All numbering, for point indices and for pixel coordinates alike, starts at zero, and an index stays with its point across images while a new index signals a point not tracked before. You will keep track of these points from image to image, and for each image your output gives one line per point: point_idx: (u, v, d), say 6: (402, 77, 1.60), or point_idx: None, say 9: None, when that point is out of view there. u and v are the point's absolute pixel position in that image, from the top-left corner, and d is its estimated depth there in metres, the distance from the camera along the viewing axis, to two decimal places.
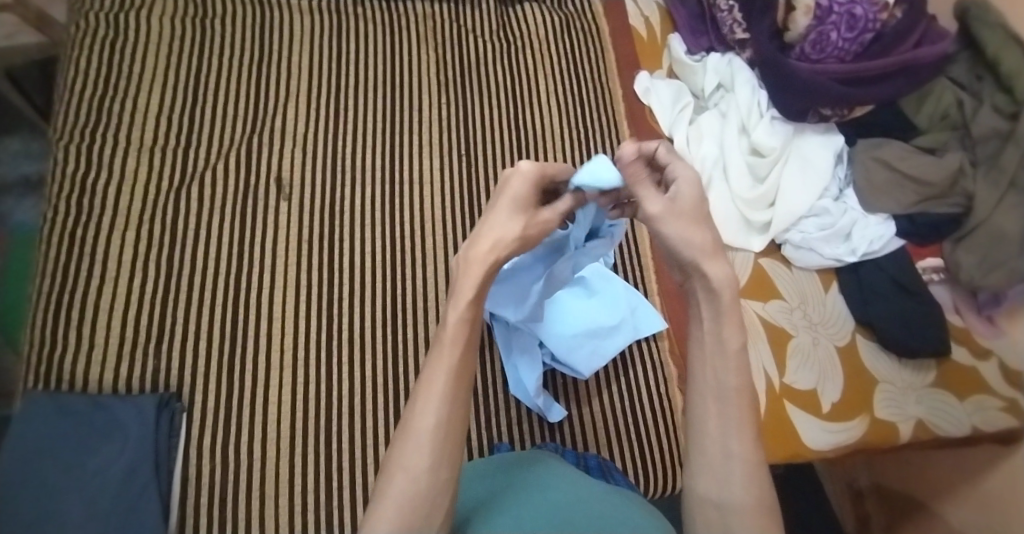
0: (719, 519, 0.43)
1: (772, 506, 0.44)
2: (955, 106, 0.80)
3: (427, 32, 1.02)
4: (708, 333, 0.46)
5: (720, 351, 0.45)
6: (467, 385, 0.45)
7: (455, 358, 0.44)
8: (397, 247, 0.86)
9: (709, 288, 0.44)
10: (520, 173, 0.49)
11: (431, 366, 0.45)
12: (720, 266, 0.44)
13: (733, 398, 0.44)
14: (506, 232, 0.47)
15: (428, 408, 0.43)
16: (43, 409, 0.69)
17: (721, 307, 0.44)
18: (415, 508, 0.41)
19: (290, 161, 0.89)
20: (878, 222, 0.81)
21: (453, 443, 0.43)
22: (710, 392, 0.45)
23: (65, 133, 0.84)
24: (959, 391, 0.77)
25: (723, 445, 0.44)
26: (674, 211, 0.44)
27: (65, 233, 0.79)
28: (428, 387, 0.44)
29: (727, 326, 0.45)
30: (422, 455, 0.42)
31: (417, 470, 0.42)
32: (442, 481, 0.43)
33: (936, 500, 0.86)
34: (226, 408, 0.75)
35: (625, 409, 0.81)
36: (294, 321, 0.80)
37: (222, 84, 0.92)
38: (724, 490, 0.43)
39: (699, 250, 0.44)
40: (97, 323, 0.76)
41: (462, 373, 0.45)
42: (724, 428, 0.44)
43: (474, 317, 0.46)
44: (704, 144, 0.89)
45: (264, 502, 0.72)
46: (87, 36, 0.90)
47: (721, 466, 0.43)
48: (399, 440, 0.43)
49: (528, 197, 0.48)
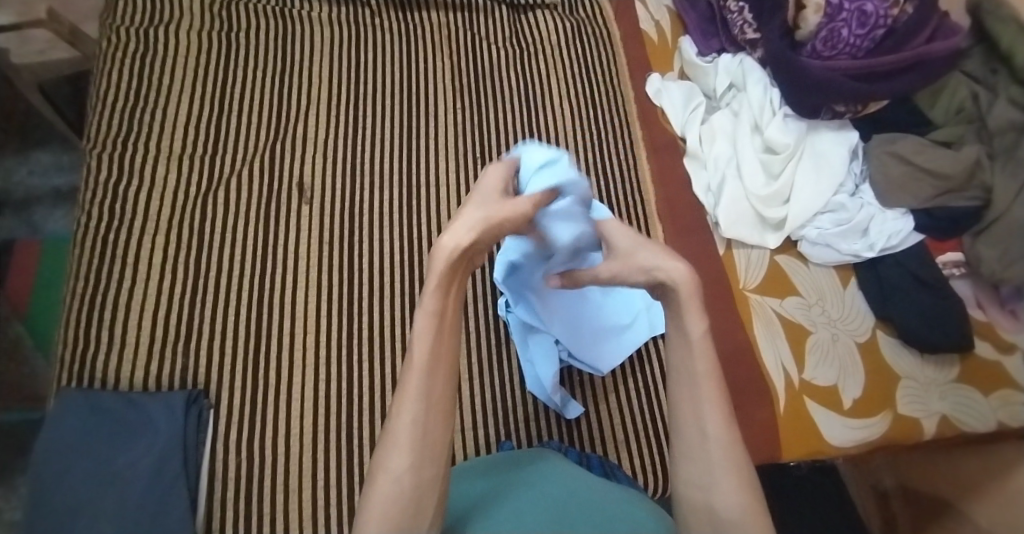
0: (706, 505, 0.43)
1: (752, 480, 0.43)
2: (969, 100, 0.81)
3: (441, 40, 1.05)
4: (673, 330, 0.48)
5: (686, 344, 0.47)
6: (445, 380, 0.44)
7: (425, 353, 0.43)
8: (416, 249, 0.88)
9: (671, 291, 0.48)
10: (493, 172, 0.50)
11: (405, 367, 0.44)
12: (673, 266, 0.48)
13: (702, 382, 0.46)
14: (469, 218, 0.45)
15: (403, 408, 0.42)
16: (76, 406, 0.71)
17: (681, 303, 0.47)
18: (398, 507, 0.40)
19: (312, 166, 0.91)
20: (896, 217, 0.81)
21: (434, 440, 0.42)
22: (677, 380, 0.47)
23: (99, 142, 0.87)
24: (982, 386, 0.75)
25: (699, 429, 0.45)
26: (613, 254, 0.51)
27: (97, 238, 0.82)
28: (403, 388, 0.43)
29: (690, 316, 0.47)
30: (402, 454, 0.41)
31: (399, 471, 0.41)
32: (426, 480, 0.41)
33: (960, 499, 0.84)
34: (251, 404, 0.76)
35: (643, 406, 0.81)
36: (316, 321, 0.82)
37: (247, 95, 0.95)
38: (703, 469, 0.44)
39: (645, 269, 0.49)
40: (128, 323, 0.78)
41: (436, 369, 0.43)
42: (699, 413, 0.45)
43: (442, 308, 0.45)
44: (717, 144, 0.90)
45: (289, 496, 0.73)
46: (118, 50, 0.93)
47: (701, 449, 0.44)
48: (380, 445, 0.43)
49: (497, 190, 0.48)
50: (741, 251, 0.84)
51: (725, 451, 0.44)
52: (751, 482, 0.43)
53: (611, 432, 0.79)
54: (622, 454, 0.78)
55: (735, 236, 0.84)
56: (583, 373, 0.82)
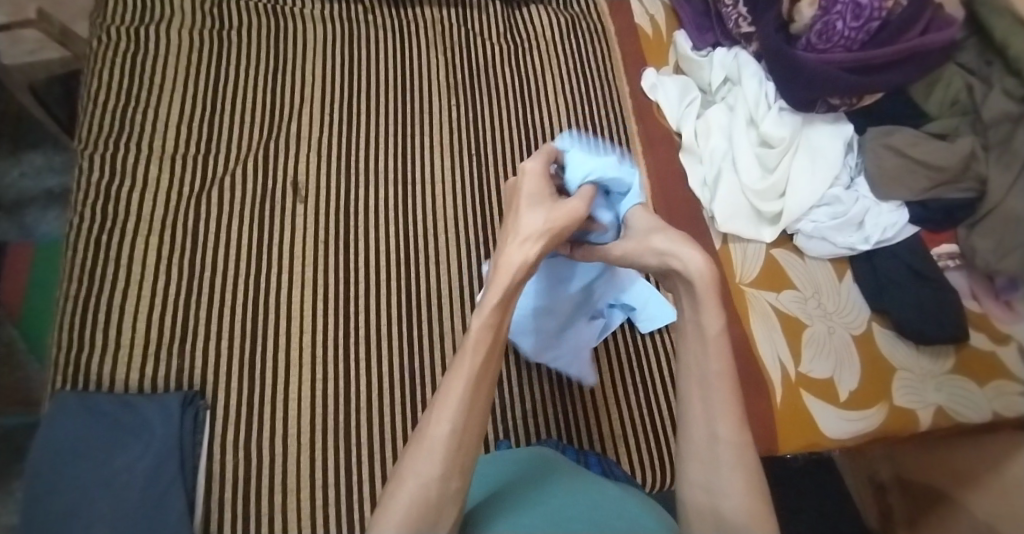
0: (711, 508, 0.42)
1: (761, 485, 0.42)
2: (964, 92, 0.81)
3: (435, 36, 1.04)
4: (689, 324, 0.46)
5: (701, 341, 0.44)
6: (486, 395, 0.43)
7: (475, 365, 0.42)
8: (411, 247, 0.88)
9: (688, 283, 0.45)
10: (528, 172, 0.51)
11: (450, 376, 0.43)
12: (691, 252, 0.46)
13: (717, 384, 0.43)
14: (531, 229, 0.47)
15: (443, 416, 0.41)
16: (73, 409, 0.71)
17: (697, 295, 0.45)
18: (424, 515, 0.39)
19: (306, 165, 0.91)
20: (890, 210, 0.81)
21: (466, 453, 0.41)
22: (693, 378, 0.45)
23: (90, 142, 0.86)
24: (978, 377, 0.76)
25: (710, 429, 0.43)
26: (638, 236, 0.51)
27: (89, 240, 0.81)
28: (445, 397, 0.42)
29: (707, 312, 0.44)
30: (434, 462, 0.40)
31: (429, 477, 0.39)
32: (452, 491, 0.40)
33: (958, 490, 0.85)
34: (247, 406, 0.76)
35: (641, 401, 0.82)
36: (312, 320, 0.82)
37: (239, 93, 0.94)
38: (709, 468, 0.42)
39: (666, 252, 0.47)
40: (122, 325, 0.78)
41: (481, 382, 0.43)
42: (709, 413, 0.43)
43: (499, 325, 0.44)
44: (713, 137, 0.90)
45: (287, 497, 0.73)
46: (109, 49, 0.93)
47: (709, 451, 0.43)
48: (410, 449, 0.41)
49: (540, 188, 0.50)
50: (737, 245, 0.84)
51: (734, 455, 0.42)
52: (758, 487, 0.42)
53: (609, 426, 0.80)
54: (621, 450, 0.79)
55: (731, 231, 0.84)
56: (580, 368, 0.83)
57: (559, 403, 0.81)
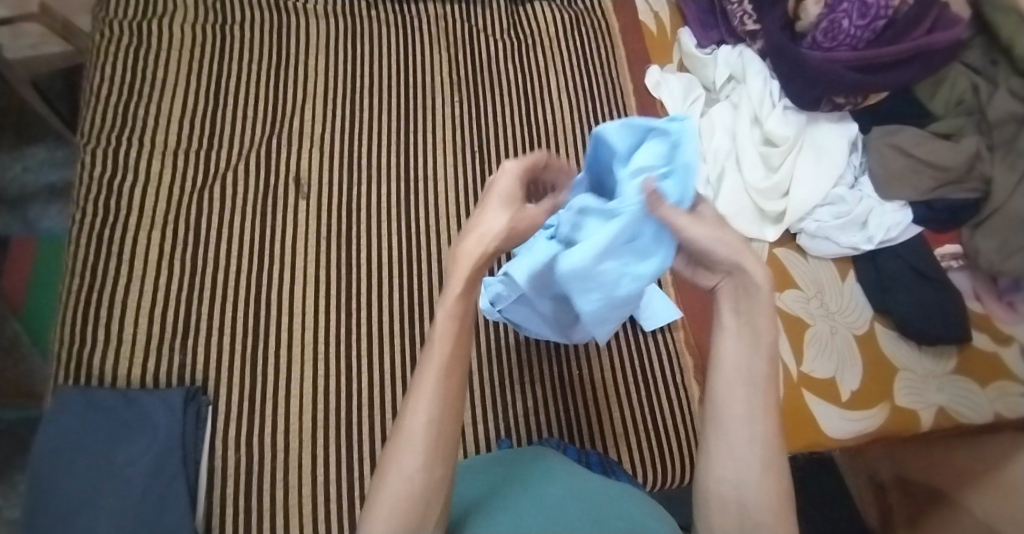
0: (736, 504, 0.42)
1: (785, 487, 0.42)
2: (969, 92, 0.80)
3: (439, 32, 1.03)
4: (737, 322, 0.44)
5: (751, 342, 0.44)
6: (461, 381, 0.43)
7: (444, 354, 0.42)
8: (414, 244, 0.87)
9: (748, 284, 0.43)
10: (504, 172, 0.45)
11: (421, 367, 0.43)
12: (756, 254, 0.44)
13: (762, 386, 0.43)
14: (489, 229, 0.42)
15: (418, 407, 0.41)
16: (76, 404, 0.71)
17: (754, 297, 0.43)
18: (410, 506, 0.39)
19: (308, 160, 0.91)
20: (895, 210, 0.81)
21: (446, 441, 0.41)
22: (735, 374, 0.44)
23: (93, 136, 0.86)
24: (980, 378, 0.76)
25: (748, 429, 0.43)
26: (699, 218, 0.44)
27: (92, 234, 0.81)
28: (419, 389, 0.42)
29: (763, 315, 0.43)
30: (414, 453, 0.40)
31: (411, 469, 0.40)
32: (439, 479, 0.40)
33: (959, 490, 0.85)
34: (249, 401, 0.76)
35: (642, 399, 0.82)
36: (314, 316, 0.81)
37: (242, 88, 0.94)
38: (741, 467, 0.42)
39: (732, 250, 0.43)
40: (125, 320, 0.78)
41: (454, 369, 0.42)
42: (749, 412, 0.43)
43: (465, 313, 0.43)
44: (716, 136, 0.89)
45: (288, 493, 0.73)
46: (111, 43, 0.92)
47: (744, 449, 0.42)
48: (391, 443, 0.42)
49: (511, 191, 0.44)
50: None
51: (771, 456, 0.42)
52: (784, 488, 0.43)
53: (610, 425, 0.80)
54: (621, 449, 0.79)
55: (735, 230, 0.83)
56: (581, 367, 0.83)
57: (560, 401, 0.81)
